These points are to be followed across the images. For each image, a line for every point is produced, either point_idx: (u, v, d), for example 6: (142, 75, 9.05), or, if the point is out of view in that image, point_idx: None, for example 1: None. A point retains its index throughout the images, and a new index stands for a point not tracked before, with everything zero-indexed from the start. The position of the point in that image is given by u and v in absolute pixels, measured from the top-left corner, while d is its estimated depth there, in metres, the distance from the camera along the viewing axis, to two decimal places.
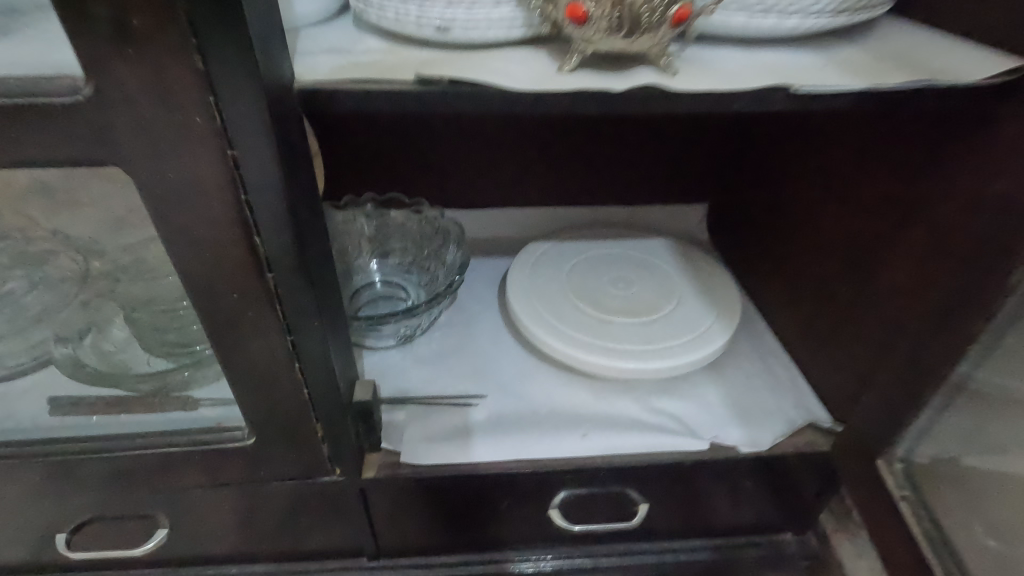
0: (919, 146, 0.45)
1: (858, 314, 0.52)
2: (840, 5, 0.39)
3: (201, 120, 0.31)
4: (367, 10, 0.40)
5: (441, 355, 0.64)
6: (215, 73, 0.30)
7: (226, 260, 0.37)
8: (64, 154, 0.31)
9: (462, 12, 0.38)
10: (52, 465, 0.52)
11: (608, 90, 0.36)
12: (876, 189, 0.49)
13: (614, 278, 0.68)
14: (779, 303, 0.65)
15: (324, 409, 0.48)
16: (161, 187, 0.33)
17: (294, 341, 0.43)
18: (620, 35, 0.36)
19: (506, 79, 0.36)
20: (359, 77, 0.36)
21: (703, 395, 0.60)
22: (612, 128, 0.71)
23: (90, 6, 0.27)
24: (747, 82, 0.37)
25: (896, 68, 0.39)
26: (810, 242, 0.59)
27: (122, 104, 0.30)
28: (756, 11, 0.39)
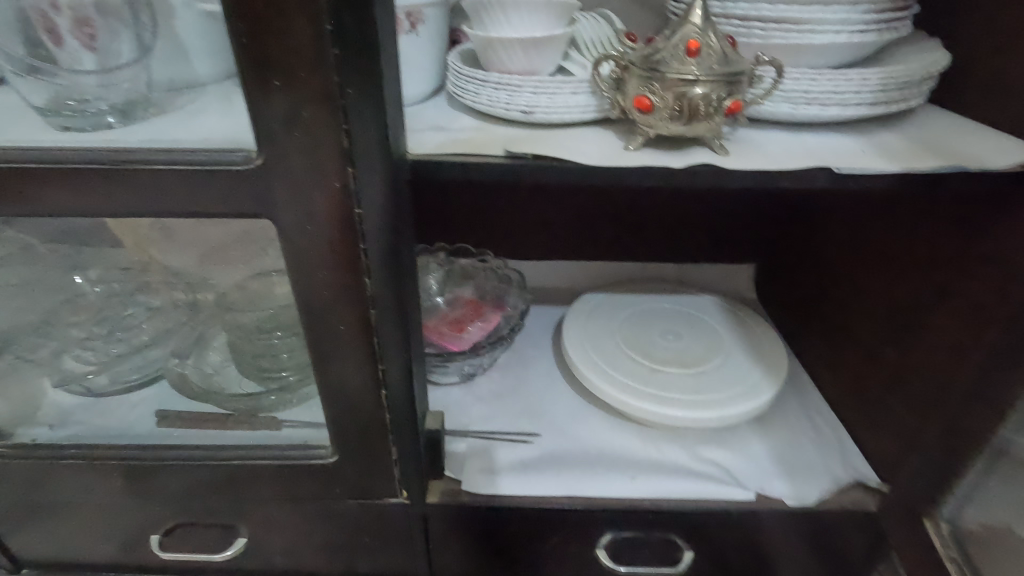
0: (953, 221, 0.49)
1: (901, 378, 0.55)
2: (876, 97, 0.45)
3: (339, 184, 0.39)
4: (463, 95, 0.49)
5: (499, 394, 0.69)
6: (356, 149, 0.38)
7: (340, 297, 0.44)
8: (231, 207, 0.40)
9: (544, 100, 0.45)
10: (153, 469, 0.59)
11: (668, 165, 0.43)
12: (915, 259, 0.53)
13: (665, 331, 0.72)
14: (825, 364, 0.68)
15: (399, 434, 0.53)
16: (299, 235, 0.41)
17: (383, 369, 0.49)
18: (679, 122, 0.42)
19: (581, 155, 0.43)
20: (459, 150, 0.44)
21: (749, 446, 0.62)
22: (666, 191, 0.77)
23: (273, 98, 0.35)
24: (791, 161, 0.43)
25: (931, 155, 0.43)
26: (854, 306, 0.62)
27: (282, 170, 0.38)
28: (799, 101, 0.45)
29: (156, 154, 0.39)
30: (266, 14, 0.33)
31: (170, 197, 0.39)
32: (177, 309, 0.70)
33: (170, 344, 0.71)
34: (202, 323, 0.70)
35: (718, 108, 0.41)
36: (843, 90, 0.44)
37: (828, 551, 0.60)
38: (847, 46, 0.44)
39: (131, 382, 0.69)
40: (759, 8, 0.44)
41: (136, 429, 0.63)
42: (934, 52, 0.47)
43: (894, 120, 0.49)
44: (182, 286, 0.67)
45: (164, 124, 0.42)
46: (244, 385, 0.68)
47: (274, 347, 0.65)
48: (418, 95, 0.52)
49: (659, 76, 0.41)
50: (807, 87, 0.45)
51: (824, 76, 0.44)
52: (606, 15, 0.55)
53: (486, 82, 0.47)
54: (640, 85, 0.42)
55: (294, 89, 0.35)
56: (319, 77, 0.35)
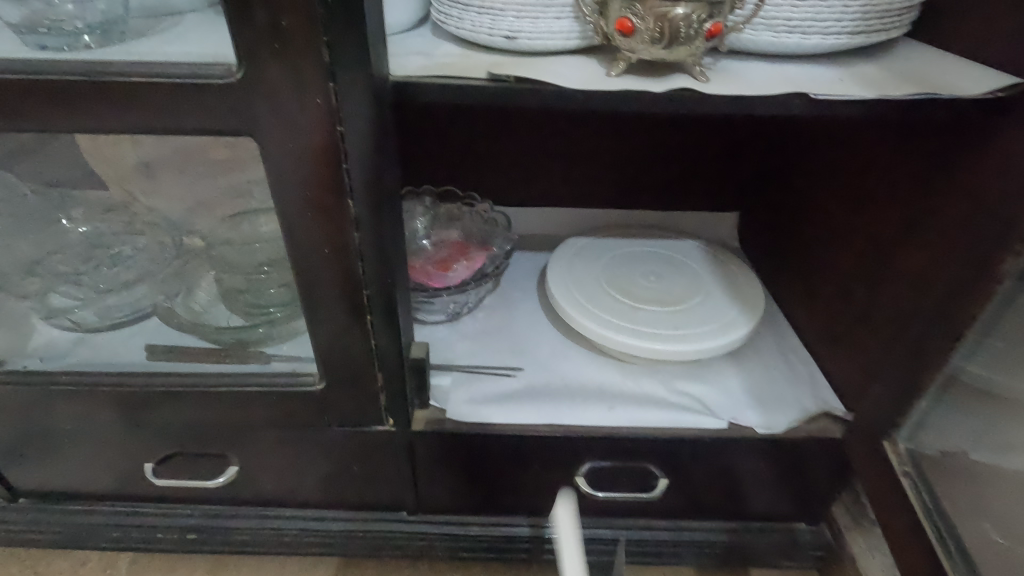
0: (927, 154, 0.50)
1: (871, 311, 0.57)
2: (855, 26, 0.45)
3: (321, 101, 0.39)
4: (446, 21, 0.48)
5: (484, 332, 0.71)
6: (336, 64, 0.38)
7: (323, 220, 0.45)
8: (213, 124, 0.40)
9: (528, 24, 0.45)
10: (144, 397, 0.60)
11: (647, 90, 0.43)
12: (891, 193, 0.54)
13: (648, 272, 0.74)
14: (801, 303, 0.70)
15: (384, 361, 0.55)
16: (281, 155, 0.41)
17: (368, 295, 0.50)
18: (660, 46, 0.42)
19: (563, 79, 0.43)
20: (441, 74, 0.44)
21: (724, 380, 0.64)
22: (651, 134, 0.77)
23: (252, 8, 0.35)
24: (769, 87, 0.43)
25: (906, 84, 0.44)
26: (829, 244, 0.64)
27: (262, 85, 0.38)
28: (781, 29, 0.45)
29: (135, 69, 0.38)
30: None
31: (151, 112, 0.39)
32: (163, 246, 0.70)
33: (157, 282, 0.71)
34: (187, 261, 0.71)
35: (699, 31, 0.41)
36: (824, 18, 0.45)
37: (792, 474, 0.64)
38: None
39: (119, 318, 0.69)
40: None
41: (125, 361, 0.64)
42: None
43: (874, 53, 0.49)
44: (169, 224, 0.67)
45: (145, 42, 0.42)
46: (232, 320, 0.68)
47: (261, 282, 0.65)
48: (402, 24, 0.51)
49: None
50: (789, 15, 0.45)
51: (806, 2, 0.44)
52: None
53: (469, 6, 0.46)
54: (622, 7, 0.42)
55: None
56: None
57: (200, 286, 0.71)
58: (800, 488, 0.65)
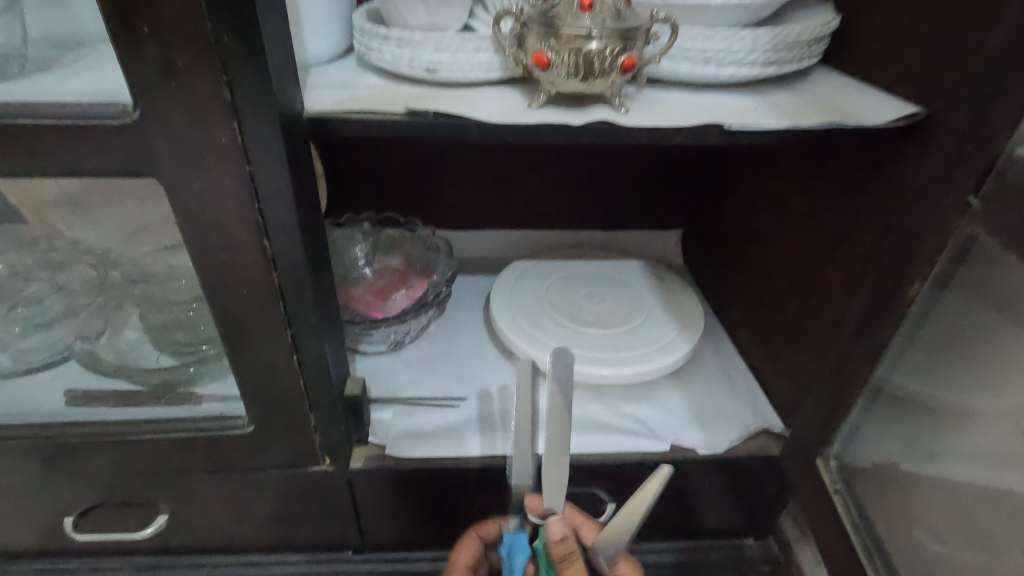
0: (844, 175, 0.51)
1: (802, 328, 0.58)
2: (766, 56, 0.47)
3: (225, 141, 0.37)
4: (367, 53, 0.48)
5: (428, 360, 0.70)
6: (239, 102, 0.36)
7: (239, 261, 0.43)
8: (109, 166, 0.37)
9: (448, 57, 0.45)
10: (61, 449, 0.56)
11: (568, 121, 0.43)
12: (815, 213, 0.56)
13: (592, 294, 0.74)
14: (739, 320, 0.71)
15: (317, 400, 0.53)
16: (186, 196, 0.39)
17: (293, 335, 0.48)
18: (577, 79, 0.42)
19: (482, 112, 0.43)
20: (359, 109, 0.43)
21: (667, 401, 0.65)
22: (591, 156, 0.78)
23: (144, 47, 0.33)
24: (685, 117, 0.44)
25: (816, 113, 0.45)
26: (762, 262, 0.65)
27: (160, 125, 0.36)
28: (696, 60, 0.47)
29: (22, 108, 0.36)
30: None
31: (39, 155, 0.37)
32: (85, 284, 0.67)
33: (78, 322, 0.67)
34: (111, 300, 0.67)
35: (613, 65, 0.41)
36: (737, 49, 0.46)
37: (738, 490, 0.64)
38: (741, 7, 0.46)
39: (36, 362, 0.65)
40: None
41: (42, 409, 0.60)
42: (828, 15, 0.49)
43: (789, 81, 0.51)
44: (88, 261, 0.64)
45: (36, 80, 0.39)
46: (160, 360, 0.65)
47: (183, 319, 0.61)
48: (323, 53, 0.51)
49: (556, 32, 0.41)
50: (704, 46, 0.46)
51: (718, 35, 0.45)
52: None
53: (387, 39, 0.46)
54: (539, 41, 0.42)
55: (166, 39, 0.33)
56: (190, 26, 0.33)
57: (126, 324, 0.67)
58: (746, 504, 0.65)
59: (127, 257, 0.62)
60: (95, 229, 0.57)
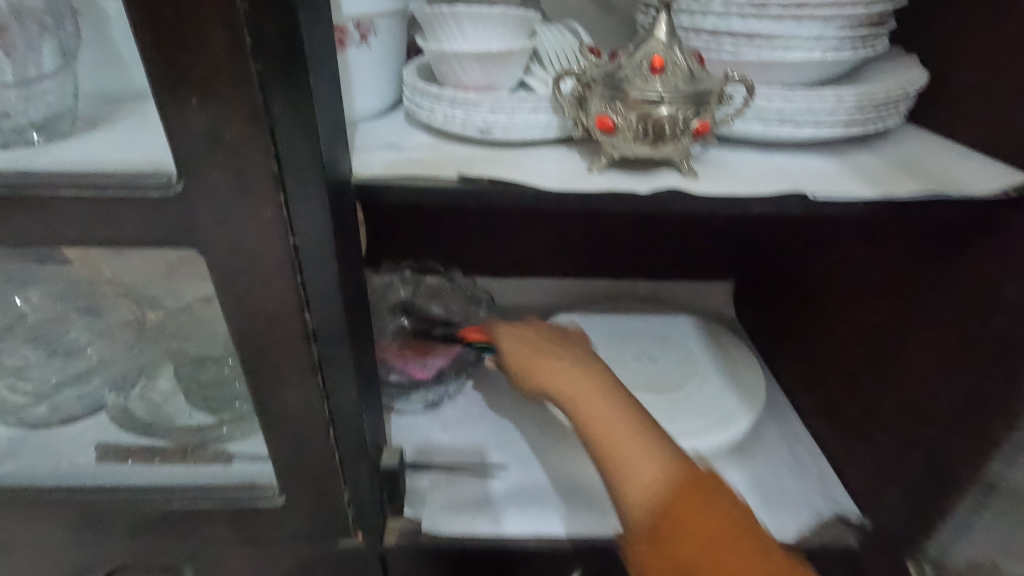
0: (927, 246, 0.47)
1: (877, 405, 0.53)
2: (850, 115, 0.43)
3: (270, 213, 0.35)
4: (417, 111, 0.46)
5: (467, 421, 0.66)
6: (286, 173, 0.34)
7: (280, 333, 0.40)
8: (150, 237, 0.36)
9: (503, 117, 0.42)
10: (87, 511, 0.54)
11: (633, 189, 0.40)
12: (890, 282, 0.51)
13: (640, 353, 0.69)
14: (799, 384, 0.66)
15: (352, 473, 0.49)
16: (228, 267, 0.37)
17: (330, 406, 0.45)
18: (644, 144, 0.39)
19: (540, 178, 0.40)
20: (409, 173, 0.40)
21: (726, 478, 0.59)
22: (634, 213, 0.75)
23: (191, 119, 0.31)
24: (761, 187, 0.40)
25: (908, 178, 0.41)
26: (826, 326, 0.61)
27: (205, 196, 0.34)
28: (772, 120, 0.43)
29: (66, 177, 0.34)
30: (173, 23, 0.29)
31: (80, 224, 0.35)
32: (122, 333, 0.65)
33: (112, 372, 0.65)
34: (147, 349, 0.66)
35: (686, 129, 0.38)
36: (817, 109, 0.42)
37: None
38: (820, 65, 0.43)
39: (69, 413, 0.63)
40: (730, 23, 0.42)
41: (71, 466, 0.58)
42: (915, 71, 0.45)
43: (869, 140, 0.47)
44: (128, 312, 0.62)
45: (85, 142, 0.38)
46: (194, 415, 0.63)
47: (218, 375, 0.59)
48: (371, 110, 0.49)
49: (622, 95, 0.38)
50: (780, 107, 0.42)
51: (796, 94, 0.42)
52: (571, 26, 0.53)
53: (439, 99, 0.44)
54: (602, 104, 0.39)
55: (214, 112, 0.31)
56: (241, 98, 0.31)
57: (161, 375, 0.66)
58: None
59: (165, 309, 0.60)
60: (137, 279, 0.56)
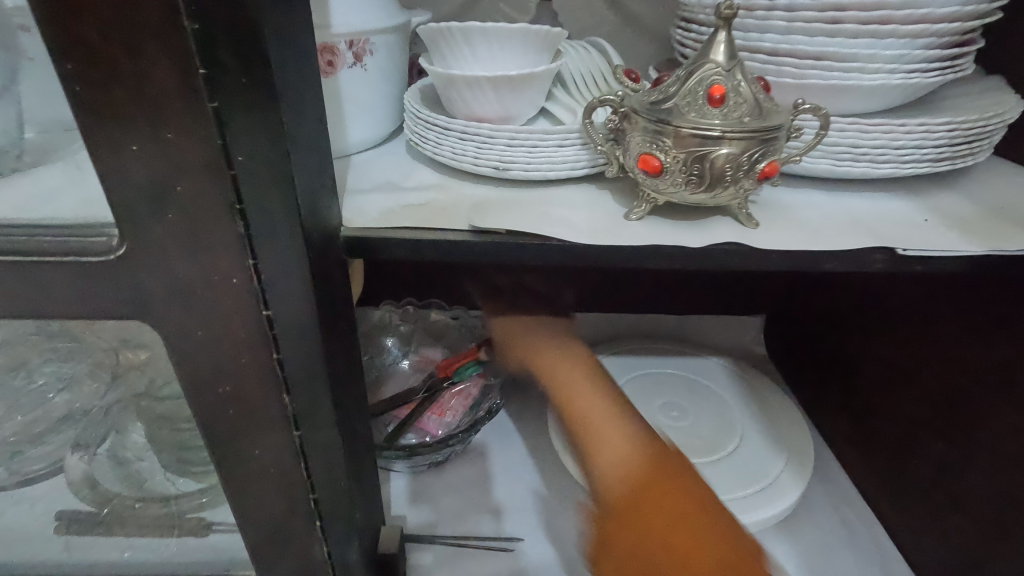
0: (1023, 303, 0.41)
1: (966, 482, 0.46)
2: (937, 150, 0.36)
3: (236, 280, 0.28)
4: (420, 143, 0.39)
5: (475, 482, 0.59)
6: (256, 232, 0.27)
7: (253, 416, 0.33)
8: (87, 308, 0.28)
9: (522, 154, 0.36)
10: None
11: (683, 242, 0.33)
12: (970, 343, 0.45)
13: (670, 404, 0.62)
14: (854, 445, 0.59)
15: (342, 564, 0.42)
16: (186, 343, 0.30)
17: (316, 496, 0.37)
18: (697, 189, 0.32)
19: (569, 228, 0.33)
20: (411, 222, 0.33)
21: (776, 557, 0.51)
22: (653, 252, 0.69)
23: (129, 167, 0.24)
24: (839, 239, 0.33)
25: (1013, 227, 0.34)
26: (896, 384, 0.54)
27: (153, 260, 0.27)
28: (843, 156, 0.36)
29: None
30: (100, 46, 0.22)
31: None
32: None
33: None
34: None
35: (749, 172, 0.31)
36: (900, 143, 0.35)
37: None
38: (899, 89, 0.36)
39: None
40: (794, 40, 0.35)
41: (20, 545, 0.50)
42: (1008, 96, 0.38)
43: (952, 177, 0.40)
44: None
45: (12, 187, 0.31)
46: None
47: None
48: (366, 140, 0.42)
49: (670, 130, 0.31)
50: (855, 140, 0.35)
51: (875, 126, 0.35)
52: (597, 42, 0.46)
53: (447, 131, 0.37)
54: (644, 141, 0.32)
55: (160, 158, 0.24)
56: (194, 141, 0.24)
57: None
58: None
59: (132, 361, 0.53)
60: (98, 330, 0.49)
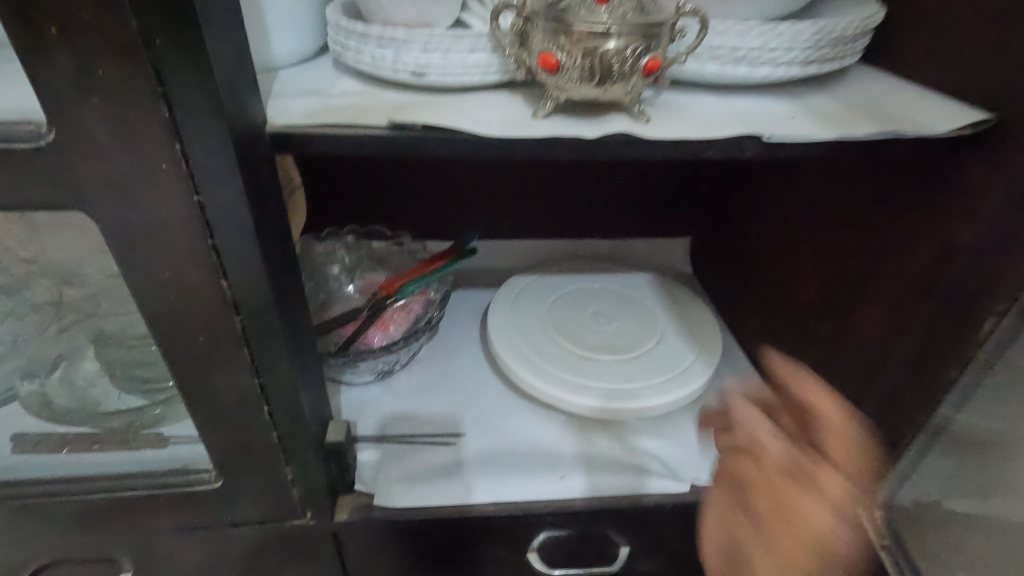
0: (885, 188, 0.46)
1: (834, 353, 0.53)
2: (807, 53, 0.40)
3: (166, 166, 0.30)
4: (343, 54, 0.41)
5: (421, 390, 0.63)
6: (179, 118, 0.29)
7: (195, 304, 0.36)
8: (24, 199, 0.30)
9: (438, 57, 0.38)
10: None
11: (581, 134, 0.36)
12: (848, 228, 0.50)
13: (598, 312, 0.68)
14: (759, 339, 0.66)
15: (293, 451, 0.46)
16: (123, 232, 0.32)
17: (262, 383, 0.41)
18: (591, 84, 0.35)
19: (480, 123, 0.37)
20: (334, 120, 0.36)
21: (687, 436, 0.58)
22: (583, 170, 0.73)
23: (51, 52, 0.26)
24: (716, 127, 0.38)
25: (865, 118, 0.39)
26: (783, 277, 0.60)
27: (85, 148, 0.29)
28: (728, 57, 0.40)
29: None
30: None
31: None
32: None
33: None
34: None
35: (636, 66, 0.35)
36: (774, 46, 0.40)
37: None
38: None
39: None
40: None
41: None
42: (873, 4, 0.43)
43: (826, 81, 0.45)
44: None
45: None
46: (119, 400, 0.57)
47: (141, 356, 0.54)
48: (291, 53, 0.44)
49: (565, 29, 0.35)
50: (735, 43, 0.40)
51: (752, 29, 0.39)
52: None
53: (366, 38, 0.39)
54: (545, 41, 0.36)
55: (80, 43, 0.26)
56: (113, 26, 0.26)
57: None
58: None
59: None
60: None
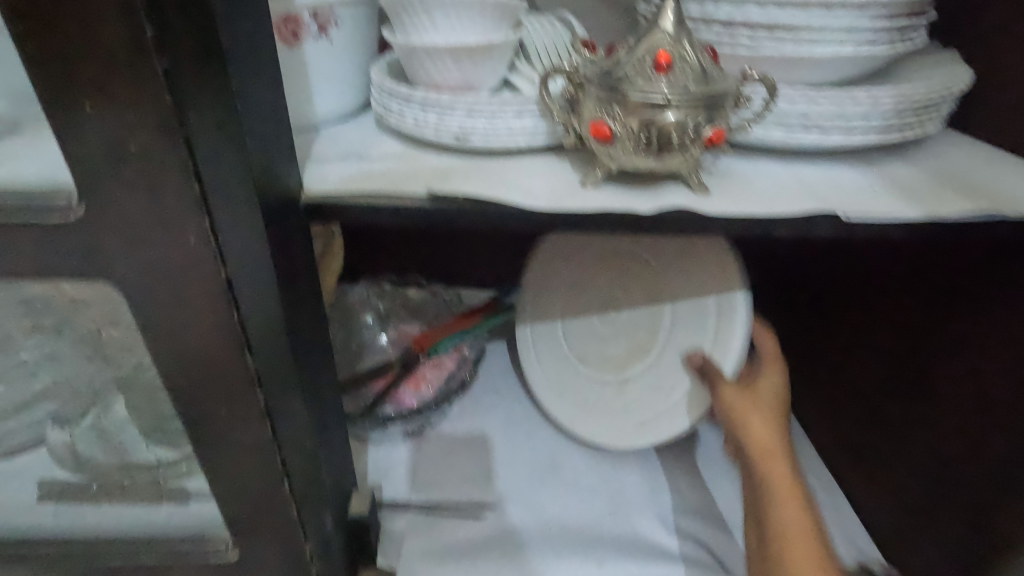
0: (965, 272, 0.43)
1: (913, 442, 0.49)
2: (886, 120, 0.37)
3: (195, 240, 0.29)
4: (385, 115, 0.40)
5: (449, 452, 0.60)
6: (212, 194, 0.28)
7: (218, 377, 0.34)
8: (51, 269, 0.29)
9: (482, 122, 0.36)
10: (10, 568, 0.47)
11: (634, 207, 0.34)
12: (925, 311, 0.46)
13: None
14: (816, 415, 0.60)
15: (313, 525, 0.43)
16: (148, 303, 0.31)
17: (283, 458, 0.39)
18: (646, 155, 0.33)
19: (525, 193, 0.34)
20: (371, 187, 0.34)
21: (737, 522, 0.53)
22: None
23: (85, 128, 0.25)
24: (784, 201, 0.34)
25: (955, 194, 0.35)
26: (841, 354, 0.56)
27: (114, 221, 0.28)
28: (796, 124, 0.37)
29: None
30: (56, 13, 0.23)
31: None
32: None
33: None
34: None
35: (696, 138, 0.32)
36: (849, 113, 0.36)
37: None
38: (850, 60, 0.37)
39: None
40: (748, 12, 0.36)
41: None
42: (959, 67, 0.39)
43: (905, 148, 0.41)
44: None
45: None
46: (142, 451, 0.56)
47: None
48: (333, 112, 0.43)
49: (620, 98, 0.32)
50: (805, 110, 0.36)
51: (824, 95, 0.36)
52: (563, 17, 0.47)
53: (409, 101, 0.38)
54: (597, 108, 0.33)
55: (114, 119, 0.25)
56: (148, 103, 0.25)
57: None
58: None
59: None
60: None
